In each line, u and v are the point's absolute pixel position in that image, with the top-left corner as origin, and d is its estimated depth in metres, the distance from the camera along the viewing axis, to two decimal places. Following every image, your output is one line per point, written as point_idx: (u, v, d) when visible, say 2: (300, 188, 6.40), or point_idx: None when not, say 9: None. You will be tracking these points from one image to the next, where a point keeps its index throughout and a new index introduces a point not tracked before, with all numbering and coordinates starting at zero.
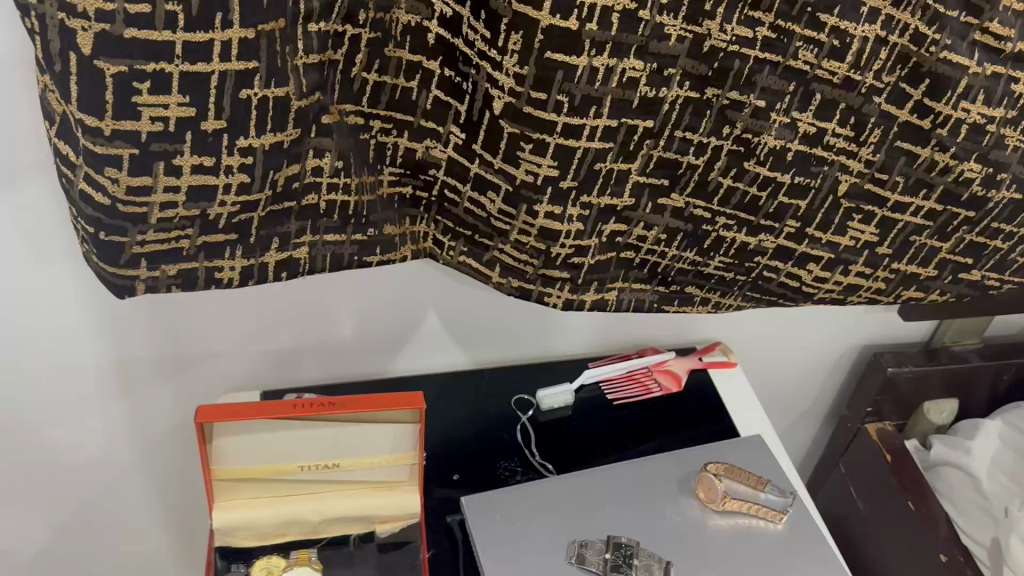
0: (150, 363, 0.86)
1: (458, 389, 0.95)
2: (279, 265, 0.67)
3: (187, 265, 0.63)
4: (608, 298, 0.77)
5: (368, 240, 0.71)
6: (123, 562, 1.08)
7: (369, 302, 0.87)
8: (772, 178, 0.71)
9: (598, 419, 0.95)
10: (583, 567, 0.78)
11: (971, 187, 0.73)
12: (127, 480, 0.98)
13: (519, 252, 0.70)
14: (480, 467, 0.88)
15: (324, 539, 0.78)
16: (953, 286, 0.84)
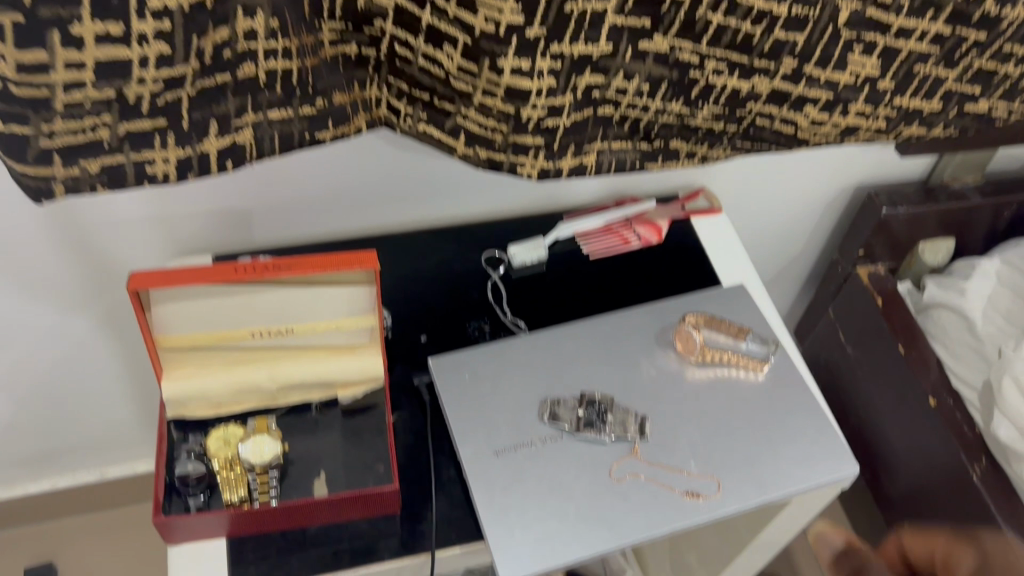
0: (95, 235, 0.81)
1: (424, 247, 0.90)
2: (219, 155, 0.60)
3: (110, 160, 0.57)
4: (586, 162, 0.72)
5: (317, 113, 0.63)
6: (89, 429, 1.08)
7: (324, 168, 0.81)
8: (766, 10, 0.63)
9: (572, 272, 0.91)
10: (556, 424, 0.76)
11: (983, 5, 0.66)
12: (86, 350, 0.95)
13: (484, 116, 0.64)
14: (448, 328, 0.85)
15: (283, 406, 0.76)
16: (958, 118, 0.78)
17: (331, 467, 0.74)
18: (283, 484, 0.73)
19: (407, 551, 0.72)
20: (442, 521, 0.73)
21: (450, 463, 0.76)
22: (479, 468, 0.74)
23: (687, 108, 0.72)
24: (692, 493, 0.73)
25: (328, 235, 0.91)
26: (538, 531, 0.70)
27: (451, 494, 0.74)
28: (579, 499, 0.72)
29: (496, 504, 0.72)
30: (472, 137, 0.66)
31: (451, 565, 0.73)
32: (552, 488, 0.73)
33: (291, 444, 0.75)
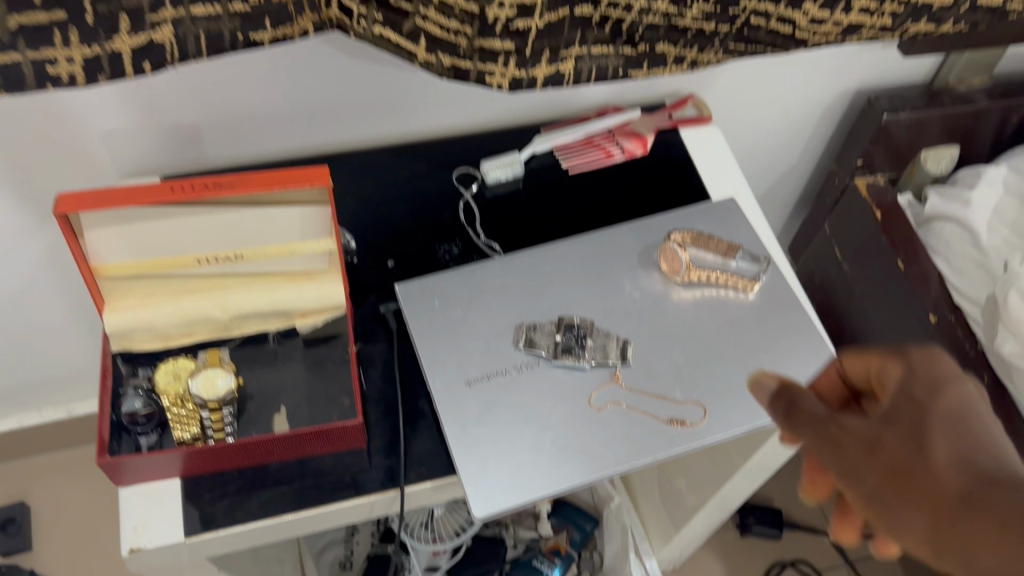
0: (27, 161, 0.74)
1: (390, 165, 0.84)
2: (134, 54, 0.54)
3: (5, 58, 0.51)
4: (564, 69, 0.65)
5: (251, 12, 0.56)
6: (50, 366, 1.04)
7: (271, 75, 0.74)
8: None
9: (550, 188, 0.85)
10: (532, 351, 0.71)
11: None
12: (35, 285, 0.90)
13: (445, 18, 0.58)
14: (416, 251, 0.79)
15: (238, 337, 0.71)
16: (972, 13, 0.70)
17: (292, 402, 0.70)
18: (240, 421, 0.68)
19: (374, 488, 0.67)
20: (410, 456, 0.68)
21: (419, 394, 0.71)
22: (449, 398, 0.69)
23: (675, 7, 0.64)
24: (677, 421, 0.68)
25: (286, 154, 0.84)
26: (512, 464, 0.66)
27: (421, 427, 0.70)
28: (556, 430, 0.68)
29: (468, 437, 0.67)
30: (434, 41, 0.60)
31: (421, 502, 0.69)
32: (527, 419, 0.68)
33: (248, 377, 0.70)
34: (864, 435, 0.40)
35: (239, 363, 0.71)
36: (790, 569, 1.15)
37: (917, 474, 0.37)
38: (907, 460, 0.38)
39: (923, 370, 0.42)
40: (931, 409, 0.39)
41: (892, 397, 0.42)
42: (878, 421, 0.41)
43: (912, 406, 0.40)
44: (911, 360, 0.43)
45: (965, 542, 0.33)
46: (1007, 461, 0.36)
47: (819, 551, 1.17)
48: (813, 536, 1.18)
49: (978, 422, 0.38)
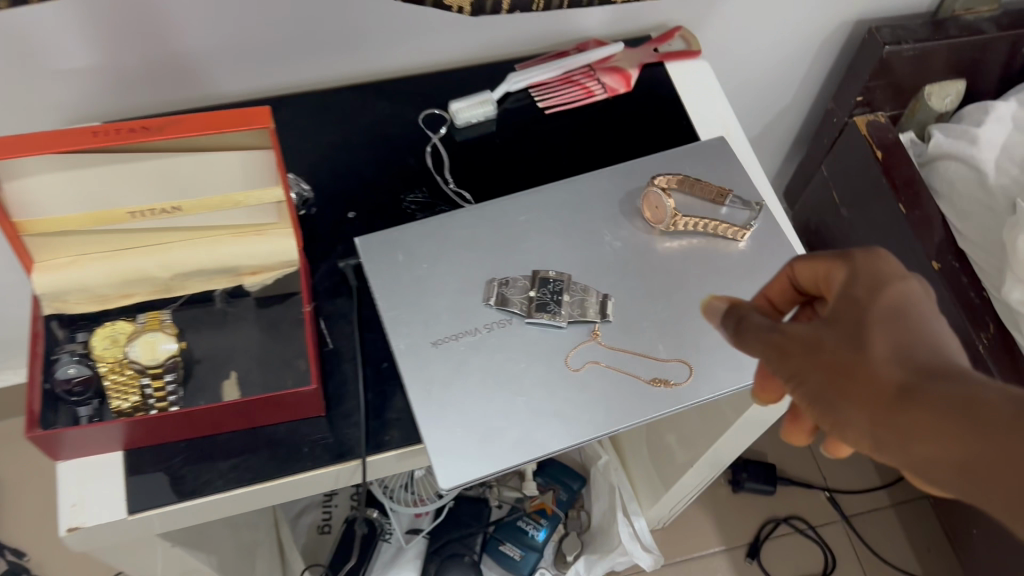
0: None
1: (350, 107, 0.77)
2: None
3: None
4: None
5: None
6: None
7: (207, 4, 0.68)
8: None
9: (525, 129, 0.78)
10: (503, 308, 0.65)
11: None
12: None
13: None
14: (379, 199, 0.73)
15: (182, 297, 0.66)
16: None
17: (244, 366, 0.64)
18: (186, 388, 0.63)
19: (333, 458, 0.62)
20: (373, 423, 0.63)
21: (383, 356, 0.66)
22: (413, 360, 0.64)
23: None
24: (660, 381, 0.63)
25: (239, 96, 0.78)
26: (482, 431, 0.61)
27: (384, 392, 0.64)
28: (530, 393, 0.62)
29: (434, 402, 0.62)
30: None
31: (387, 471, 0.64)
32: (498, 381, 0.63)
33: (197, 340, 0.65)
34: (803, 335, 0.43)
35: (185, 324, 0.65)
36: (784, 525, 1.12)
37: (858, 373, 0.39)
38: (848, 359, 0.40)
39: (863, 267, 0.44)
40: (869, 305, 0.42)
41: (835, 298, 0.44)
42: (819, 322, 0.43)
43: (852, 306, 0.42)
44: (851, 258, 0.45)
45: (907, 433, 0.36)
46: (943, 353, 0.39)
47: (814, 506, 1.13)
48: (808, 490, 1.14)
49: (917, 315, 0.41)
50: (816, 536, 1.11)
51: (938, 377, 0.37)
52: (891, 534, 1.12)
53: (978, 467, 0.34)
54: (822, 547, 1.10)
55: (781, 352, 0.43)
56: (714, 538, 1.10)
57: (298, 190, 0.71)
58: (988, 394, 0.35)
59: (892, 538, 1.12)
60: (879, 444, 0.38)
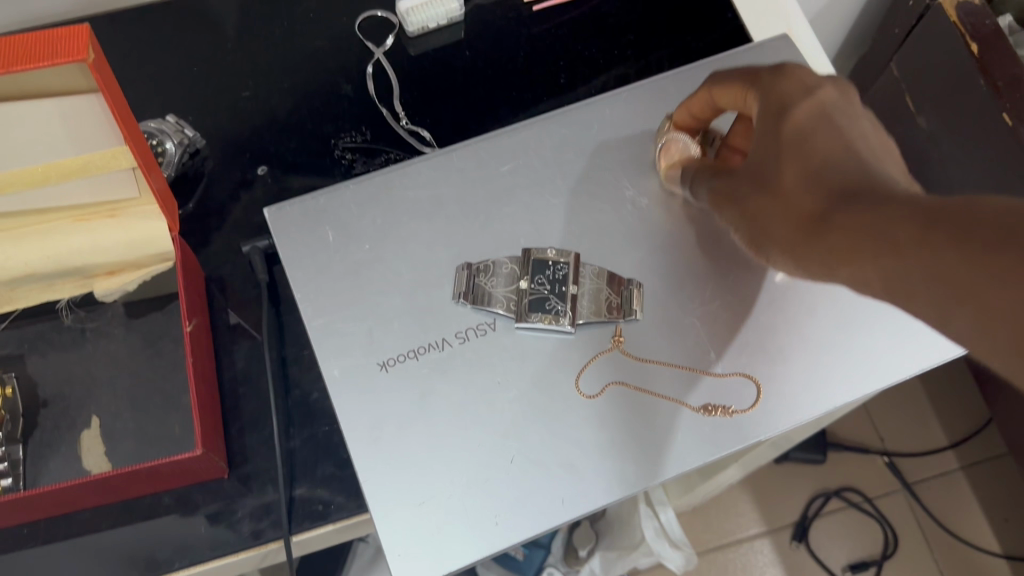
0: None
1: (259, 15, 0.54)
2: None
3: None
4: None
5: None
6: None
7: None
8: None
9: (505, 34, 0.55)
10: (483, 307, 0.45)
11: None
12: None
13: None
14: (302, 145, 0.51)
15: (17, 310, 0.46)
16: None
17: (110, 409, 0.44)
18: (28, 447, 0.43)
19: (251, 538, 0.43)
20: (303, 484, 0.44)
21: (314, 381, 0.47)
22: (354, 395, 0.44)
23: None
24: (716, 407, 0.43)
25: (96, 7, 0.54)
26: (458, 502, 0.41)
27: (314, 435, 0.45)
28: (525, 434, 0.43)
29: (385, 453, 0.42)
30: None
31: (329, 542, 0.46)
32: (478, 416, 0.43)
33: (43, 371, 0.45)
34: (736, 188, 0.39)
35: (25, 347, 0.46)
36: (835, 499, 0.94)
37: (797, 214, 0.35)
38: (764, 200, 0.37)
39: (768, 90, 0.39)
40: (779, 128, 0.37)
41: (759, 133, 0.38)
42: (747, 163, 0.39)
43: (765, 135, 0.38)
44: (763, 83, 0.40)
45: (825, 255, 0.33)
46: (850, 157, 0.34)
47: (869, 473, 0.96)
48: (863, 455, 0.96)
49: (828, 128, 0.36)
50: (874, 510, 0.94)
51: (845, 195, 0.32)
52: (965, 502, 0.94)
53: (897, 285, 0.30)
54: (881, 523, 0.93)
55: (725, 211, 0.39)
56: (753, 519, 0.93)
57: (180, 138, 0.49)
58: (887, 206, 0.30)
59: (967, 508, 0.93)
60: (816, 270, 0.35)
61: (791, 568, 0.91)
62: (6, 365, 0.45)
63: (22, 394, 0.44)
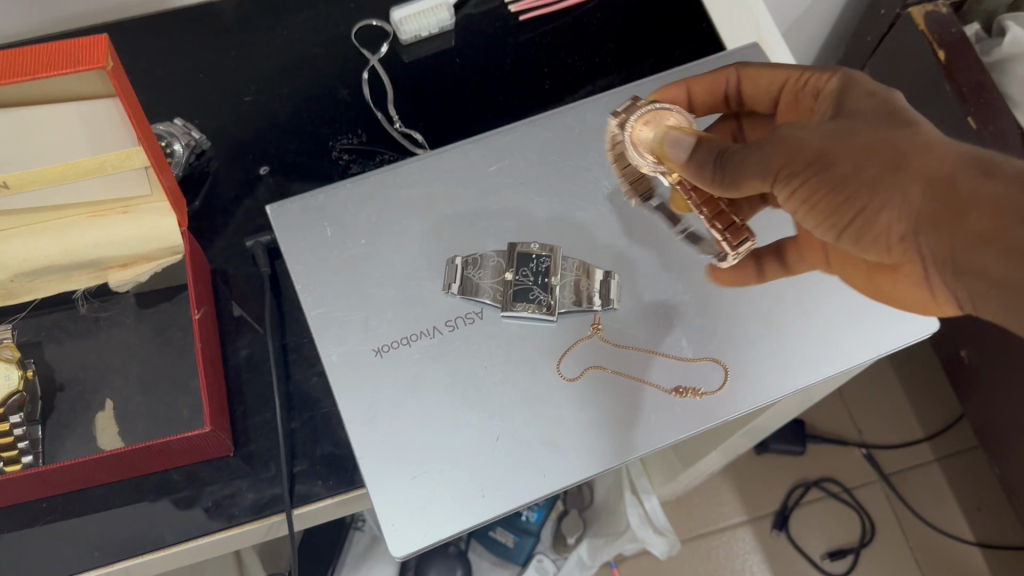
0: None
1: (261, 25, 0.58)
2: None
3: None
4: None
5: None
6: None
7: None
8: None
9: (494, 42, 0.58)
10: (472, 297, 0.49)
11: None
12: None
13: None
14: (302, 146, 0.55)
15: (35, 300, 0.49)
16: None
17: (122, 392, 0.48)
18: (47, 427, 0.46)
19: (254, 511, 0.46)
20: (303, 462, 0.47)
21: (314, 367, 0.50)
22: (351, 378, 0.47)
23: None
24: (687, 390, 0.46)
25: (107, 15, 0.57)
26: (448, 476, 0.44)
27: (314, 416, 0.48)
28: (509, 414, 0.46)
29: (379, 433, 0.45)
30: None
31: (328, 516, 0.49)
32: (467, 398, 0.46)
33: (59, 357, 0.48)
34: (837, 133, 0.40)
35: (42, 335, 0.49)
36: (814, 489, 0.97)
37: (926, 163, 0.37)
38: (875, 143, 0.39)
39: (857, 80, 0.45)
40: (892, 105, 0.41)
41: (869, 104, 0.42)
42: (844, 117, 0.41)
43: (870, 106, 0.42)
44: (850, 76, 0.45)
45: (967, 201, 0.35)
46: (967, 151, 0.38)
47: (848, 465, 0.99)
48: (842, 447, 1.00)
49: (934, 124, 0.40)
50: (851, 500, 0.97)
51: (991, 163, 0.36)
52: (939, 494, 0.97)
53: None
54: (859, 512, 0.96)
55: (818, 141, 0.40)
56: (736, 507, 0.97)
57: (187, 140, 0.53)
58: None
59: (942, 498, 0.97)
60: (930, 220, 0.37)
61: (772, 555, 0.94)
62: (25, 352, 0.48)
63: (40, 378, 0.48)
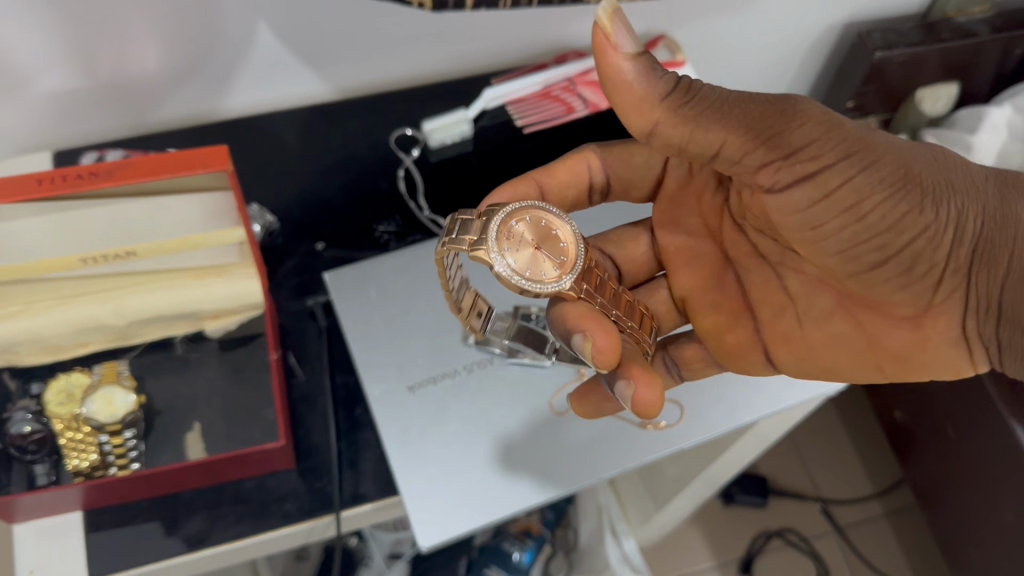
0: None
1: (322, 128, 0.72)
2: None
3: None
4: None
5: None
6: None
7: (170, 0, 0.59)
8: None
9: (503, 148, 0.73)
10: (484, 347, 0.62)
11: None
12: None
13: None
14: (352, 227, 0.70)
15: (140, 343, 0.62)
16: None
17: (207, 417, 0.60)
18: (148, 443, 0.59)
19: (308, 512, 0.58)
20: (347, 474, 0.60)
21: (357, 401, 0.63)
22: (390, 407, 0.60)
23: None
24: (652, 422, 0.60)
25: (197, 118, 0.72)
26: (464, 483, 0.57)
27: (358, 439, 0.61)
28: (513, 438, 0.59)
29: (410, 451, 0.58)
30: None
31: (365, 522, 0.61)
32: (480, 426, 0.59)
33: (157, 389, 0.61)
34: (866, 133, 0.45)
35: (143, 371, 0.61)
36: (774, 538, 1.09)
37: (965, 182, 0.46)
38: (908, 151, 0.45)
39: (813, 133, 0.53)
40: None
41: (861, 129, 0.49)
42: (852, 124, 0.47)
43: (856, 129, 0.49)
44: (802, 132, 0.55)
45: (1015, 223, 0.45)
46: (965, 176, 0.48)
47: (805, 517, 1.11)
48: (800, 501, 1.12)
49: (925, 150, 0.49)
50: (809, 549, 1.08)
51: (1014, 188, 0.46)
52: (885, 544, 1.09)
53: None
54: (815, 560, 1.08)
55: (848, 129, 0.44)
56: (706, 554, 1.08)
57: (263, 222, 0.67)
58: None
59: (887, 549, 1.09)
60: (980, 234, 0.45)
61: None
62: None
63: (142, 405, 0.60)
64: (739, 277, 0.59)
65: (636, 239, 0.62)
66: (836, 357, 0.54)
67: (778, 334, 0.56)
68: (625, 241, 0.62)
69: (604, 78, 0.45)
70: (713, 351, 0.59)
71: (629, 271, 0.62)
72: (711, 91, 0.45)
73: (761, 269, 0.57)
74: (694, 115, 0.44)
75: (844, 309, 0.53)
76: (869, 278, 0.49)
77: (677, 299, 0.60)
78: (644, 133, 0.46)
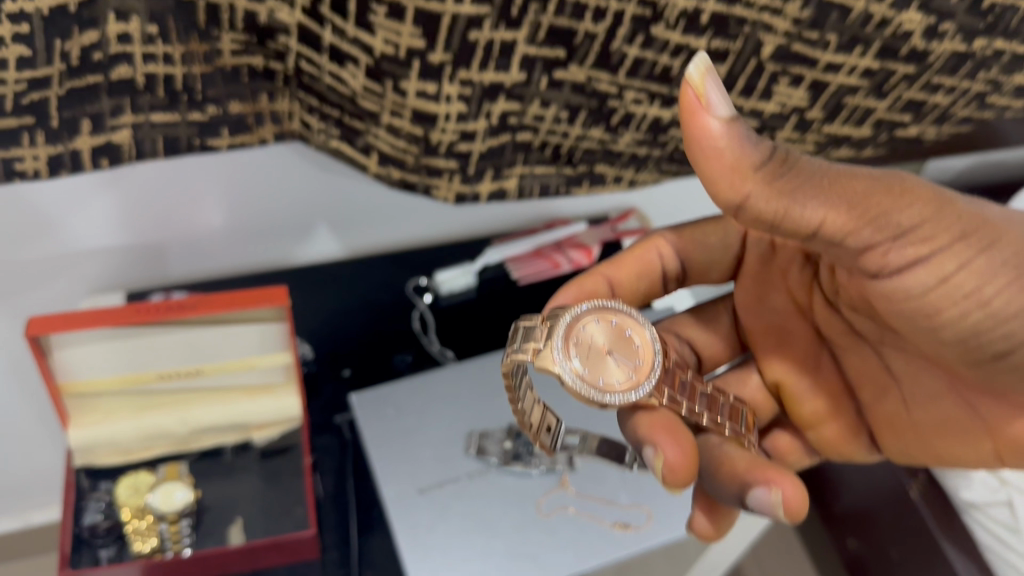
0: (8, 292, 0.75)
1: (350, 275, 0.86)
2: (93, 152, 0.51)
3: None
4: (507, 186, 0.62)
5: (208, 121, 0.54)
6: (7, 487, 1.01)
7: (246, 178, 0.73)
8: (685, 44, 0.53)
9: (502, 297, 0.88)
10: (482, 458, 0.74)
11: (944, 43, 0.58)
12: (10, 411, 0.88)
13: (395, 138, 0.54)
14: (374, 358, 0.86)
15: (195, 451, 0.74)
16: (933, 125, 0.69)
17: (248, 513, 0.71)
18: (197, 532, 0.70)
19: None
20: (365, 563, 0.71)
21: (374, 503, 0.75)
22: (402, 507, 0.71)
23: (659, 86, 0.57)
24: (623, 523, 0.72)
25: (252, 266, 0.85)
26: (463, 570, 0.67)
27: (373, 534, 0.73)
28: (505, 533, 0.70)
29: (418, 543, 0.69)
30: (386, 157, 0.57)
31: None
32: (478, 524, 0.71)
33: (208, 489, 0.72)
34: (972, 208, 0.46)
35: (196, 474, 0.73)
36: None
37: None
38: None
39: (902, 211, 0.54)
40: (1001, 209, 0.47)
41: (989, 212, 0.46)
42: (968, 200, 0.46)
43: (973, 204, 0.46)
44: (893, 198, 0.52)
45: None
46: None
47: None
48: None
49: None
50: None
51: None
52: None
53: None
54: None
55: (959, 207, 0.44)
56: None
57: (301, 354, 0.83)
58: None
59: None
60: None
61: None
62: None
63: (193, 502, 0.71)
64: (833, 358, 0.62)
65: (718, 321, 0.66)
66: (943, 447, 0.58)
67: (879, 413, 0.59)
68: (707, 322, 0.66)
69: (688, 141, 0.41)
70: (813, 441, 0.63)
71: (710, 353, 0.65)
72: (807, 161, 0.42)
73: (858, 349, 0.59)
74: (791, 187, 0.41)
75: (955, 391, 0.56)
76: (990, 366, 0.51)
77: (769, 383, 0.63)
78: (732, 205, 0.43)
